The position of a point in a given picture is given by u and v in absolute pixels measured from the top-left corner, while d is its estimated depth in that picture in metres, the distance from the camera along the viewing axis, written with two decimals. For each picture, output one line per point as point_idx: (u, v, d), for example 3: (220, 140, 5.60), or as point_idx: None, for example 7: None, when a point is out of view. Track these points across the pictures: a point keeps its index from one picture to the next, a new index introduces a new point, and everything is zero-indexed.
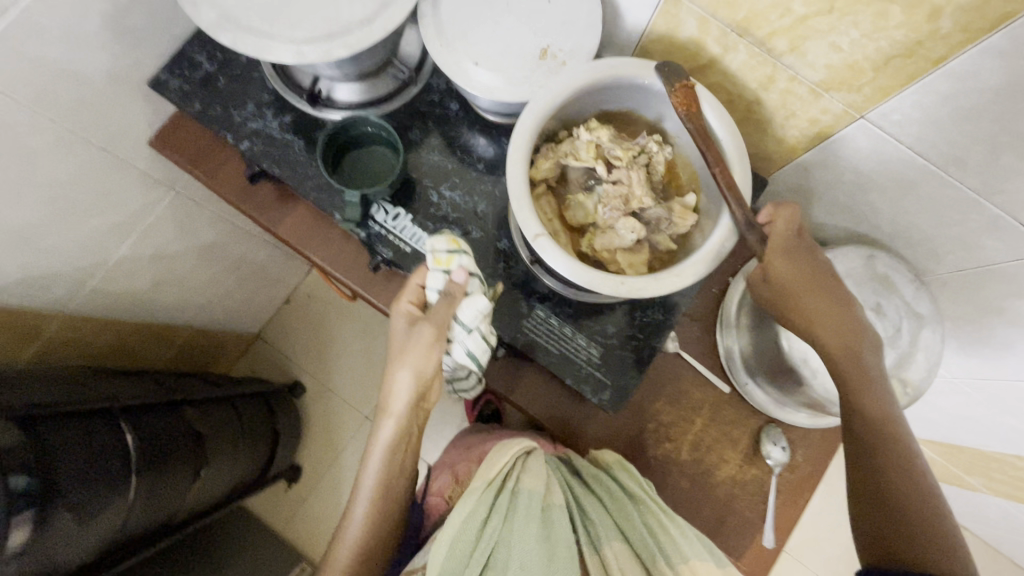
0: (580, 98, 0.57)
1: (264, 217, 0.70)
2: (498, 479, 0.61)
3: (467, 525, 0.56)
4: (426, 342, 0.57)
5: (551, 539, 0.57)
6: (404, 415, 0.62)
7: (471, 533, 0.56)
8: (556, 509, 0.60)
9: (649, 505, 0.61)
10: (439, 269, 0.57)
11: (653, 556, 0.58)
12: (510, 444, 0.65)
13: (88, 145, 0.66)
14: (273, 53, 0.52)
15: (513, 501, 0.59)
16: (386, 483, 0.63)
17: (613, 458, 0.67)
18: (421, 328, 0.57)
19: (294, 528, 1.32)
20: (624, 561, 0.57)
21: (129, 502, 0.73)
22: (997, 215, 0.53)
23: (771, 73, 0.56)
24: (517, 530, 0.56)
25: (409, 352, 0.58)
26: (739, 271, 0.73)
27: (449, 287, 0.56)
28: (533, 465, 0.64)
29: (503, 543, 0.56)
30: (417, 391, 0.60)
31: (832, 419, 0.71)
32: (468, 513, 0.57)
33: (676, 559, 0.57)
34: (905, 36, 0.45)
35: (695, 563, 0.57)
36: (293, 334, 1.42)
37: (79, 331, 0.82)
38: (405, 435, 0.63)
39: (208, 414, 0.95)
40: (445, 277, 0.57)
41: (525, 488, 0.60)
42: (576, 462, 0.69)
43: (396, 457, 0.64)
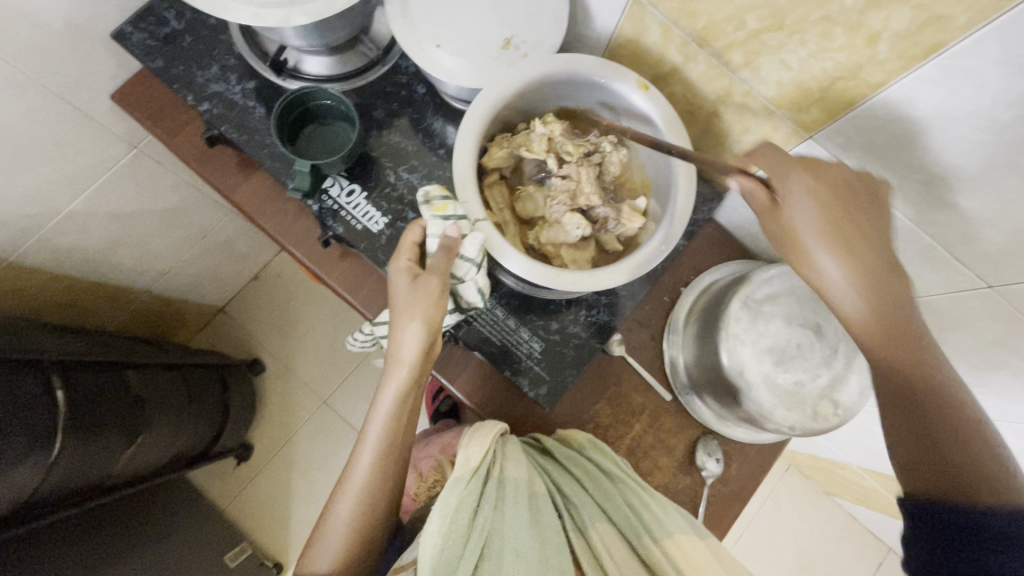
0: (537, 92, 0.57)
1: (223, 182, 0.69)
2: (482, 469, 0.57)
3: (456, 516, 0.53)
4: (436, 289, 0.52)
5: (543, 526, 0.54)
6: (416, 367, 0.54)
7: (463, 525, 0.52)
8: (543, 496, 0.58)
9: (628, 483, 0.61)
10: (438, 216, 0.52)
11: (638, 534, 0.57)
12: (485, 428, 0.61)
13: (42, 91, 0.65)
14: (231, 13, 0.52)
15: (500, 491, 0.56)
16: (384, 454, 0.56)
17: (584, 439, 0.66)
18: (427, 279, 0.51)
19: (237, 507, 1.30)
20: (613, 542, 0.56)
21: (51, 459, 0.71)
22: (932, 245, 0.53)
23: (728, 86, 0.57)
24: (509, 520, 0.53)
25: (423, 302, 0.51)
26: (690, 283, 0.74)
27: (447, 234, 0.51)
28: (512, 450, 0.60)
29: (496, 535, 0.52)
30: (429, 343, 0.53)
31: (770, 435, 0.72)
32: (456, 504, 0.54)
33: (660, 535, 0.57)
34: (847, 59, 0.46)
35: (678, 537, 0.57)
36: (258, 311, 1.41)
37: (22, 282, 0.80)
38: (406, 399, 0.56)
39: (153, 380, 0.93)
40: (445, 224, 0.52)
41: (512, 477, 0.57)
42: (548, 442, 0.65)
43: (398, 422, 0.56)
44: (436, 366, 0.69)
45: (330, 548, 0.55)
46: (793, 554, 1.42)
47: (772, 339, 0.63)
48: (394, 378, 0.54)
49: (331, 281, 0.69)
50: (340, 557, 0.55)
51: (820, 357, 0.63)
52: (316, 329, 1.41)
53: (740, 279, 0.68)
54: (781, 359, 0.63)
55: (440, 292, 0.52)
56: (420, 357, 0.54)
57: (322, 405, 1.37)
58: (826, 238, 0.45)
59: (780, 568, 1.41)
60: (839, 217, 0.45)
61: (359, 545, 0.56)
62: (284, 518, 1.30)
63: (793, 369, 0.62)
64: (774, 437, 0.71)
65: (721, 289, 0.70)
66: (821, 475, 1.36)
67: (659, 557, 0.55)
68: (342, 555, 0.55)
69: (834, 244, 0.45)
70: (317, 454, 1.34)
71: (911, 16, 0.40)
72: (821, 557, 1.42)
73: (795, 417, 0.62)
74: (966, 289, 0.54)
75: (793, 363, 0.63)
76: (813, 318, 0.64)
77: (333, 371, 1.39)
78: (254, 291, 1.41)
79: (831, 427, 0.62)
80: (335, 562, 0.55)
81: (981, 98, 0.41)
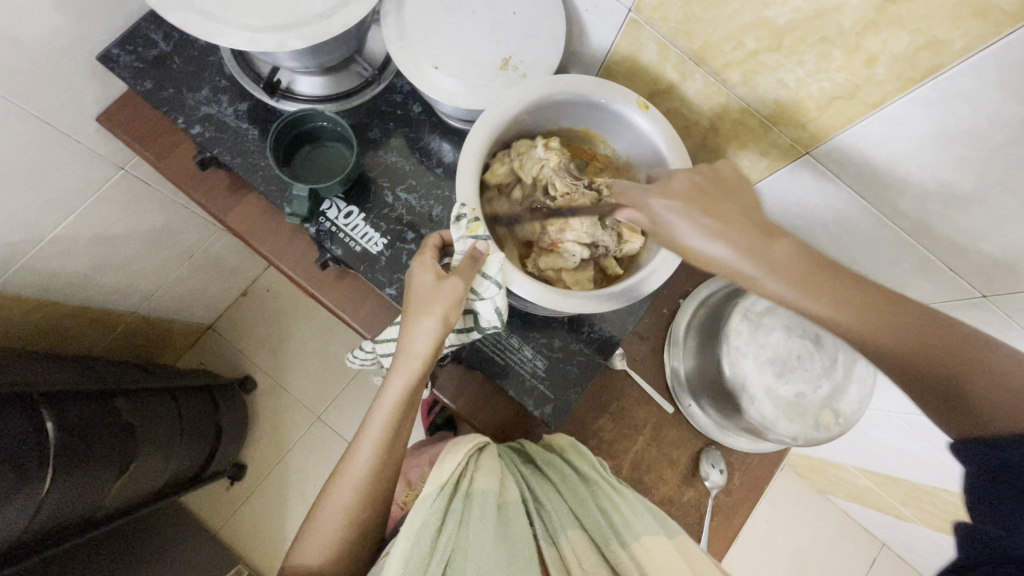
0: (534, 112, 0.57)
1: (215, 205, 0.68)
2: (450, 482, 0.54)
3: (419, 532, 0.49)
4: (455, 292, 0.49)
5: (509, 539, 0.51)
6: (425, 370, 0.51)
7: (425, 543, 0.48)
8: (514, 506, 0.55)
9: (603, 487, 0.59)
10: (468, 237, 0.50)
11: (608, 539, 0.54)
12: (460, 442, 0.59)
13: (25, 116, 0.63)
14: (224, 39, 0.51)
15: (467, 505, 0.53)
16: (385, 448, 0.51)
17: (567, 442, 0.64)
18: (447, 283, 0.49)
19: (230, 529, 1.27)
20: (583, 549, 0.52)
21: (42, 494, 0.69)
22: (928, 257, 0.55)
23: (725, 103, 0.58)
24: (473, 534, 0.49)
25: (441, 302, 0.49)
26: (688, 295, 0.75)
27: (474, 254, 0.50)
28: (486, 462, 0.58)
29: (461, 549, 0.49)
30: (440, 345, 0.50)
31: (769, 444, 0.72)
32: (420, 521, 0.50)
33: (629, 538, 0.53)
34: (845, 79, 0.47)
35: (647, 538, 0.53)
36: (248, 328, 1.38)
37: (6, 311, 0.77)
38: (414, 392, 0.51)
39: (143, 405, 0.91)
40: (472, 245, 0.50)
41: (481, 488, 0.54)
42: (531, 449, 0.65)
43: (405, 415, 0.51)
44: (438, 386, 0.69)
45: (321, 540, 0.49)
46: (792, 554, 1.44)
47: (773, 351, 0.64)
48: (404, 369, 0.50)
49: (329, 304, 0.68)
50: (332, 550, 0.49)
51: (820, 368, 0.64)
52: (308, 344, 1.39)
53: (738, 291, 0.69)
54: (782, 371, 0.63)
55: (463, 294, 0.49)
56: (434, 351, 0.50)
57: (316, 422, 1.35)
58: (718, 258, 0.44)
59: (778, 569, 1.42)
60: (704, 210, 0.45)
61: (353, 540, 0.50)
62: (279, 538, 1.28)
63: (793, 380, 0.63)
64: (774, 445, 0.72)
65: (720, 300, 0.70)
66: (816, 474, 1.38)
67: (628, 563, 0.51)
68: (334, 549, 0.49)
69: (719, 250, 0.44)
70: (312, 471, 1.32)
71: (908, 40, 0.41)
72: (818, 555, 1.44)
73: (797, 428, 0.62)
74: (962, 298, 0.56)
75: (794, 375, 0.63)
76: (812, 328, 0.65)
77: (327, 387, 1.37)
78: (245, 307, 1.39)
79: (832, 436, 0.63)
80: (326, 555, 0.49)
81: (977, 119, 0.42)
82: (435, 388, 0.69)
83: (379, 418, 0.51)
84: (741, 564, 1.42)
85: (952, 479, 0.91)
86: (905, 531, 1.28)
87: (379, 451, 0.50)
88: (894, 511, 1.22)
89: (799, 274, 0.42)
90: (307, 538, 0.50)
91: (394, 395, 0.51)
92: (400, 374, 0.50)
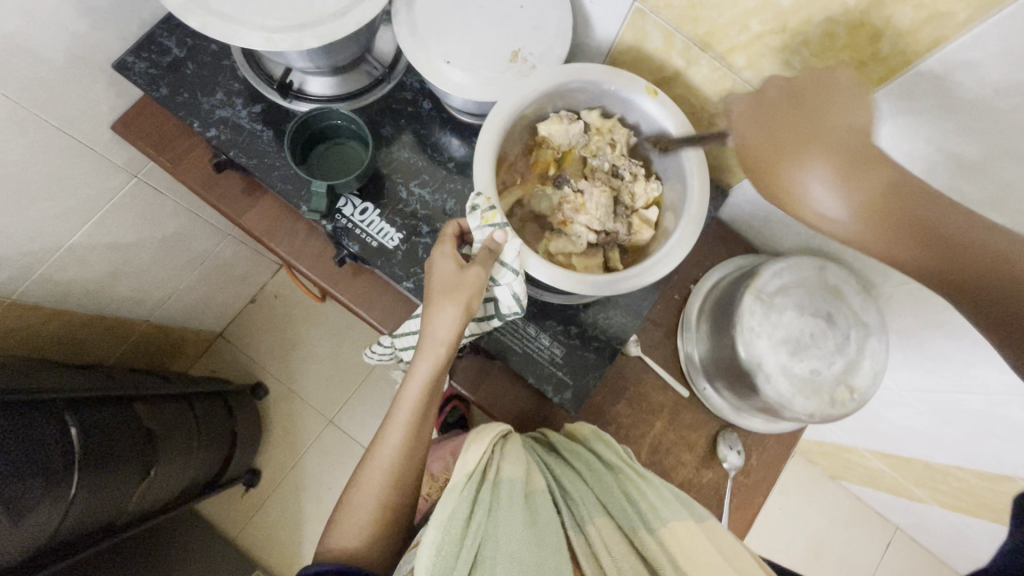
0: (547, 101, 0.58)
1: (231, 207, 0.69)
2: (476, 472, 0.54)
3: (448, 522, 0.49)
4: (475, 281, 0.50)
5: (539, 526, 0.50)
6: (449, 358, 0.51)
7: (453, 533, 0.48)
8: (541, 494, 0.54)
9: (628, 473, 0.58)
10: (485, 227, 0.51)
11: (634, 525, 0.53)
12: (485, 429, 0.59)
13: (44, 125, 0.64)
14: (242, 40, 0.52)
15: (496, 494, 0.53)
16: (413, 432, 0.52)
17: (589, 431, 0.64)
18: (467, 271, 0.50)
19: (247, 535, 1.27)
20: (611, 536, 0.52)
21: (69, 498, 0.70)
22: None
23: (731, 88, 0.59)
24: (502, 523, 0.49)
25: (463, 291, 0.49)
26: (699, 281, 0.76)
27: (490, 244, 0.51)
28: (512, 451, 0.58)
29: (489, 539, 0.48)
30: (461, 333, 0.51)
31: (788, 424, 0.73)
32: (449, 512, 0.50)
33: (656, 523, 0.52)
34: (851, 56, 0.48)
35: (674, 524, 0.52)
36: (258, 335, 1.39)
37: (26, 320, 0.78)
38: (438, 381, 0.52)
39: (161, 411, 0.92)
40: (489, 235, 0.51)
41: (508, 477, 0.54)
42: (553, 438, 0.65)
43: (431, 401, 0.53)
44: (457, 377, 0.70)
45: (357, 521, 0.51)
46: (806, 540, 1.44)
47: (787, 330, 0.65)
48: (428, 358, 0.51)
49: (347, 300, 0.69)
50: (367, 532, 0.51)
51: (834, 344, 0.65)
52: (318, 348, 1.40)
53: (749, 273, 0.70)
54: (798, 348, 0.64)
55: (485, 282, 0.51)
56: (458, 338, 0.51)
57: (329, 426, 1.35)
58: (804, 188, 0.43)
59: (794, 556, 1.43)
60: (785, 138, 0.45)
61: (388, 521, 0.51)
62: (296, 543, 1.28)
63: (809, 358, 0.64)
64: (790, 425, 0.73)
65: (731, 284, 0.71)
66: (827, 460, 1.39)
67: (655, 547, 0.51)
68: (369, 531, 0.51)
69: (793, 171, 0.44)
70: (327, 474, 1.32)
71: (912, 14, 0.42)
72: (833, 541, 1.44)
73: (814, 404, 0.63)
74: None
75: (809, 352, 0.64)
76: (824, 307, 0.66)
77: (339, 391, 1.38)
78: (254, 314, 1.40)
79: (849, 411, 0.64)
80: (361, 538, 0.50)
81: (982, 89, 0.43)
82: (454, 380, 0.70)
83: (407, 404, 0.52)
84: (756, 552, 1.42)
85: (965, 456, 0.92)
86: (918, 512, 1.28)
87: (408, 436, 0.52)
88: (907, 493, 1.23)
89: (858, 193, 0.41)
90: (342, 522, 0.51)
91: (418, 383, 0.51)
92: (424, 363, 0.51)
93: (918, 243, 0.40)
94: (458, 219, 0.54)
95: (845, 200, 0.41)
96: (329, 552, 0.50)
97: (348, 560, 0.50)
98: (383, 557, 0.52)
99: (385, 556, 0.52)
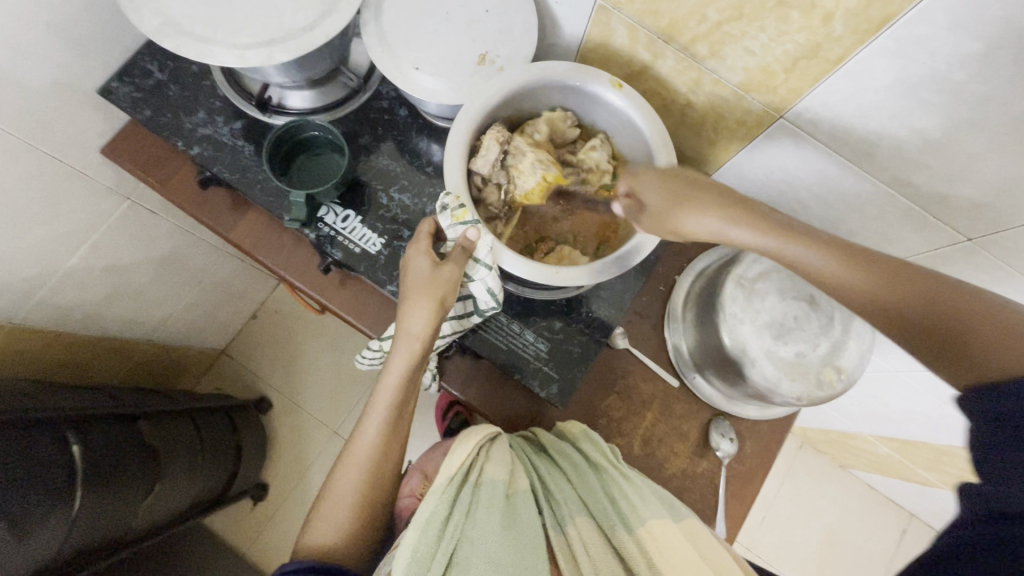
0: (516, 100, 0.60)
1: (218, 222, 0.70)
2: (459, 474, 0.55)
3: (427, 524, 0.50)
4: (447, 281, 0.52)
5: (518, 527, 0.50)
6: (425, 355, 0.53)
7: (431, 533, 0.49)
8: (524, 495, 0.55)
9: (611, 473, 0.59)
10: (457, 225, 0.52)
11: (612, 523, 0.53)
12: (471, 431, 0.60)
13: (35, 153, 0.67)
14: (216, 58, 0.54)
15: (477, 495, 0.53)
16: (390, 428, 0.54)
17: (579, 430, 0.65)
18: (440, 271, 0.52)
19: (257, 549, 1.28)
20: (590, 537, 0.52)
21: (72, 515, 0.71)
22: (910, 206, 0.57)
23: (697, 77, 0.60)
24: (479, 523, 0.49)
25: (436, 289, 0.51)
26: (683, 271, 0.76)
27: (463, 242, 0.53)
28: (497, 452, 0.58)
29: (466, 541, 0.49)
30: (436, 330, 0.53)
31: (780, 409, 0.73)
32: (427, 513, 0.51)
33: (634, 523, 0.53)
34: (806, 39, 0.48)
35: (653, 524, 0.52)
36: (260, 350, 1.41)
37: (27, 344, 0.80)
38: (413, 378, 0.54)
39: (164, 427, 0.93)
40: (461, 232, 0.52)
41: (490, 478, 0.54)
42: (542, 438, 0.65)
43: (407, 398, 0.54)
44: (447, 378, 0.71)
45: (335, 517, 0.52)
46: (819, 531, 1.42)
47: (770, 314, 0.65)
48: (403, 355, 0.53)
49: (335, 307, 0.71)
50: (345, 527, 0.52)
51: (818, 326, 0.65)
52: (320, 360, 1.42)
53: (731, 260, 0.70)
54: (782, 333, 0.64)
55: (458, 280, 0.53)
56: (433, 334, 0.53)
57: (334, 437, 1.36)
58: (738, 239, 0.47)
59: (807, 548, 1.41)
60: (688, 194, 0.51)
61: (364, 514, 0.53)
62: None
63: (794, 341, 0.64)
64: (783, 411, 0.73)
65: (714, 273, 0.72)
66: (834, 448, 1.37)
67: (631, 547, 0.51)
68: (344, 525, 0.52)
69: (707, 218, 0.49)
70: None
71: None
72: (846, 531, 1.42)
73: (801, 387, 0.63)
74: (947, 246, 0.58)
75: (793, 336, 0.64)
76: (807, 290, 0.66)
77: (342, 401, 1.39)
78: (255, 329, 1.42)
79: (837, 392, 0.64)
80: (340, 532, 0.52)
81: (936, 62, 0.44)
82: (444, 381, 0.71)
83: (385, 401, 0.53)
84: (769, 546, 1.40)
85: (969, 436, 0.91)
86: (931, 497, 1.27)
87: (384, 432, 0.54)
88: (918, 477, 1.22)
89: (765, 228, 0.46)
90: (322, 515, 0.53)
91: (395, 380, 0.53)
92: (400, 359, 0.53)
93: (885, 276, 0.41)
94: (431, 217, 0.56)
95: (757, 232, 0.46)
96: (307, 545, 0.52)
97: (325, 553, 0.51)
98: (360, 551, 0.53)
99: (364, 549, 0.54)
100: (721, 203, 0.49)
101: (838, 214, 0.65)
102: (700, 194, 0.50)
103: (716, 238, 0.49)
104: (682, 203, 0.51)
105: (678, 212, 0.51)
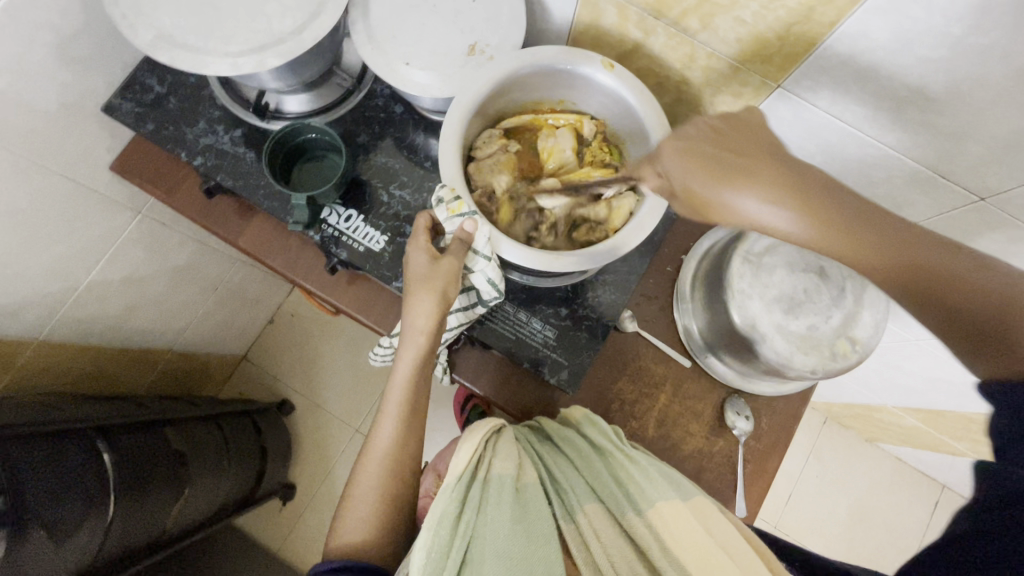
0: (509, 87, 0.60)
1: (226, 230, 0.72)
2: (467, 471, 0.55)
3: (438, 523, 0.50)
4: (447, 274, 0.53)
5: (527, 520, 0.51)
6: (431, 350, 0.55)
7: (444, 532, 0.49)
8: (532, 488, 0.55)
9: (619, 458, 0.58)
10: (454, 218, 0.53)
11: (622, 508, 0.53)
12: (476, 428, 0.60)
13: (47, 173, 0.69)
14: (210, 67, 0.55)
15: (485, 491, 0.53)
16: (406, 421, 0.56)
17: (582, 414, 0.65)
18: (439, 265, 0.54)
19: (288, 548, 1.30)
20: (601, 523, 0.52)
21: (107, 520, 0.74)
22: (917, 168, 0.55)
23: (691, 52, 0.59)
24: (490, 519, 0.50)
25: (437, 282, 0.53)
26: (690, 251, 0.75)
27: (460, 235, 0.53)
28: (503, 446, 0.59)
29: (478, 537, 0.49)
30: (439, 323, 0.54)
31: (794, 384, 0.73)
32: (438, 514, 0.51)
33: (644, 505, 0.53)
34: (798, 4, 0.47)
35: (661, 506, 0.52)
36: (279, 353, 1.44)
37: (54, 358, 0.83)
38: (422, 370, 0.56)
39: (189, 431, 0.96)
40: (458, 225, 0.54)
41: (498, 473, 0.54)
42: (548, 426, 0.65)
43: (418, 390, 0.56)
44: (459, 371, 0.71)
45: (359, 515, 0.53)
46: (847, 506, 1.40)
47: (778, 289, 0.64)
48: (411, 348, 0.55)
49: (343, 306, 0.71)
50: (370, 527, 0.53)
51: (828, 299, 0.63)
52: (337, 360, 1.44)
53: (737, 236, 0.69)
54: (790, 307, 0.63)
55: (459, 271, 0.54)
56: (437, 326, 0.55)
57: (356, 436, 1.38)
58: (747, 209, 0.42)
59: (836, 522, 1.39)
60: (725, 174, 0.43)
61: (388, 512, 0.54)
62: None
63: (803, 314, 0.63)
64: (798, 386, 0.73)
65: (720, 251, 0.71)
66: (859, 422, 1.35)
67: (642, 528, 0.51)
68: (374, 523, 0.53)
69: (752, 203, 0.41)
70: None
71: None
72: (875, 505, 1.40)
73: (813, 359, 0.62)
74: (959, 207, 0.56)
75: (802, 309, 0.63)
76: (816, 261, 0.64)
77: (362, 400, 1.41)
78: (273, 334, 1.44)
79: (852, 363, 0.63)
80: (366, 531, 0.53)
81: (933, 17, 0.42)
82: (455, 372, 0.71)
83: (395, 396, 0.56)
84: (796, 524, 1.38)
85: None
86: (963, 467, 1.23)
87: (401, 425, 0.55)
88: (949, 448, 1.19)
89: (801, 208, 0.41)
90: (346, 518, 0.53)
91: (404, 373, 0.55)
92: (408, 352, 0.55)
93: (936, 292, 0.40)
94: (428, 211, 0.57)
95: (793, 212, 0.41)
96: (338, 546, 0.52)
97: (356, 552, 0.52)
98: (392, 548, 0.54)
99: (389, 549, 0.54)
100: (769, 181, 0.42)
101: (844, 183, 0.64)
102: (742, 170, 0.42)
103: (746, 223, 0.43)
104: (726, 180, 0.42)
105: (721, 196, 0.43)
